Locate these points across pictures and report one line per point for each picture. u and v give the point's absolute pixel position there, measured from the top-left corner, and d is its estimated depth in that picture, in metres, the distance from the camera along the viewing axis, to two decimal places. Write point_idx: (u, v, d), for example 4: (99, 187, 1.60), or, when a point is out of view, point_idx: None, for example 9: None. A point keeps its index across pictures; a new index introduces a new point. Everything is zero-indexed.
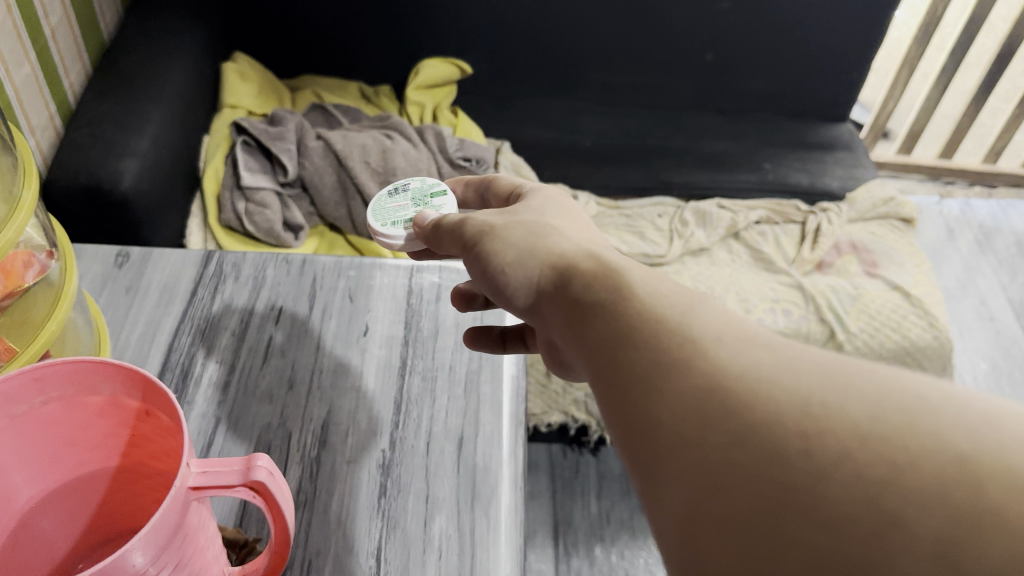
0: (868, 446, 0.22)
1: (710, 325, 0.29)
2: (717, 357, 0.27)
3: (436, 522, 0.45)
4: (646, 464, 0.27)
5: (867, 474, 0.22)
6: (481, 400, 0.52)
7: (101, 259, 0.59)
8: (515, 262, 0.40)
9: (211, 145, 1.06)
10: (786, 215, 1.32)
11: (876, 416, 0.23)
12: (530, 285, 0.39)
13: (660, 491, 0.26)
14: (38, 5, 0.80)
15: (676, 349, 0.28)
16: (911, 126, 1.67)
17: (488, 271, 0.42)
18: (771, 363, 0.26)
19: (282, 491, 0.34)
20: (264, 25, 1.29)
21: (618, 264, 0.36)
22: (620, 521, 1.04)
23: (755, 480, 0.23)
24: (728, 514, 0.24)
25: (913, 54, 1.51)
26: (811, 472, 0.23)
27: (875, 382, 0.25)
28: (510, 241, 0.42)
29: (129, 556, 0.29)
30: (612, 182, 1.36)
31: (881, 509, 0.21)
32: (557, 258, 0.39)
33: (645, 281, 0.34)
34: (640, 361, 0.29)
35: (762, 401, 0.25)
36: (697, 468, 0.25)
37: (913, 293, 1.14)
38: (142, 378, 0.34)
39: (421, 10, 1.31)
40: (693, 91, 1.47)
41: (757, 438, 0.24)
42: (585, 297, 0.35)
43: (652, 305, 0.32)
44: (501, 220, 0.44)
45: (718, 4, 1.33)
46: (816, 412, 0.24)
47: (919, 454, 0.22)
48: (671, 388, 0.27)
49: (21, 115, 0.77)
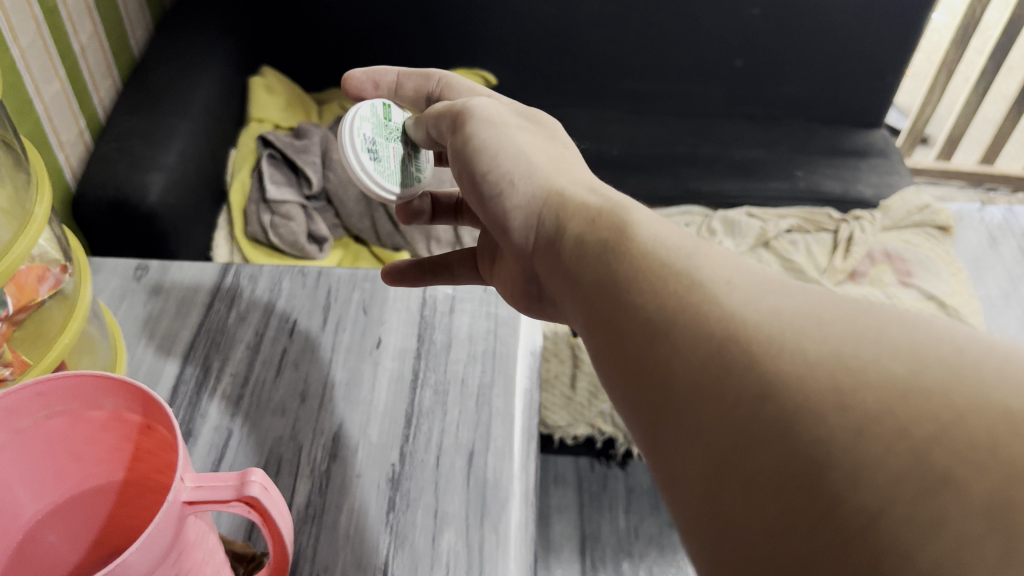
0: (909, 400, 0.23)
1: (718, 270, 0.31)
2: (726, 307, 0.29)
3: (445, 538, 0.45)
4: (665, 435, 0.28)
5: (909, 430, 0.22)
6: (494, 413, 0.51)
7: (120, 272, 0.60)
8: (525, 177, 0.46)
9: (238, 158, 1.08)
10: (818, 223, 1.30)
11: (915, 368, 0.24)
12: (528, 209, 0.45)
13: (673, 460, 0.28)
14: (67, 21, 0.81)
15: (683, 295, 0.30)
16: (950, 131, 1.63)
17: (487, 176, 0.47)
18: (796, 315, 0.27)
19: (279, 508, 0.34)
20: (293, 38, 1.30)
21: (620, 228, 0.37)
22: (648, 536, 1.03)
23: (777, 441, 0.24)
24: (757, 481, 0.24)
25: (951, 58, 1.48)
26: (851, 428, 0.23)
27: (909, 334, 0.25)
28: (514, 155, 0.47)
29: (130, 565, 0.28)
30: (640, 191, 1.34)
31: (929, 466, 0.21)
32: (554, 187, 0.44)
33: (645, 224, 0.37)
34: (644, 305, 0.32)
35: (783, 358, 0.26)
36: (721, 419, 0.26)
37: (948, 303, 1.16)
38: (142, 394, 0.33)
39: (446, 21, 1.31)
40: (723, 98, 1.45)
41: (784, 393, 0.25)
42: (580, 248, 0.38)
43: (663, 258, 0.33)
44: (500, 126, 0.50)
45: (747, 10, 1.32)
46: (852, 367, 0.24)
47: (965, 410, 0.22)
48: (677, 338, 0.29)
49: (51, 131, 0.78)
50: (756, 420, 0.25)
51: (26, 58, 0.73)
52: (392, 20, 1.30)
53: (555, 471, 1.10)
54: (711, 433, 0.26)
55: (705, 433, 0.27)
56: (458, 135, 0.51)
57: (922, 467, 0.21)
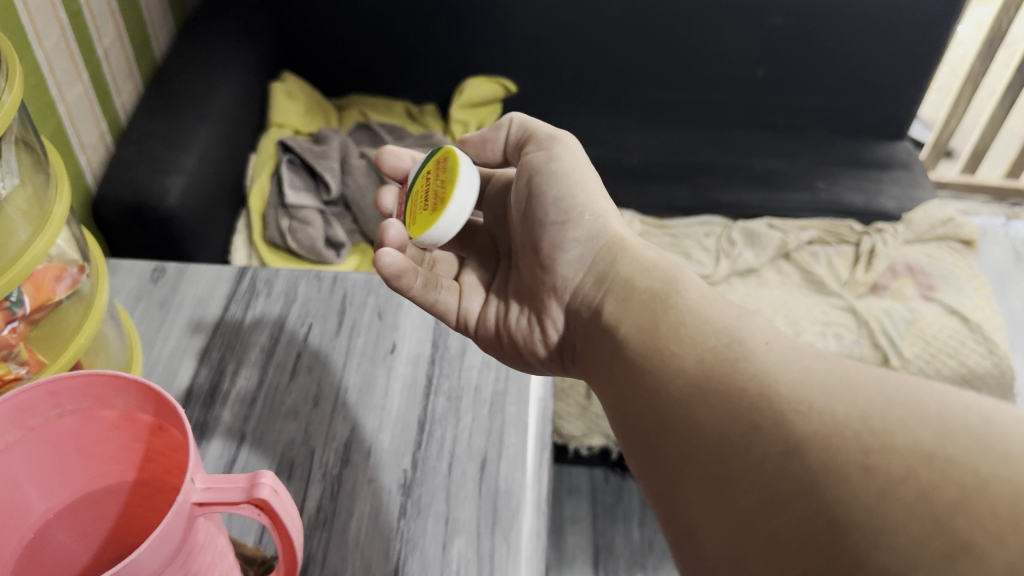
0: (932, 466, 0.26)
1: (760, 333, 0.36)
2: (762, 362, 0.34)
3: (455, 545, 0.44)
4: (699, 485, 0.33)
5: (934, 495, 0.25)
6: (507, 420, 0.51)
7: (136, 274, 0.60)
8: (595, 225, 0.52)
9: (257, 164, 1.09)
10: (840, 236, 1.29)
11: (943, 434, 0.27)
12: (588, 246, 0.51)
13: (703, 512, 0.32)
14: (91, 26, 0.82)
15: (723, 348, 0.36)
16: (976, 144, 1.60)
17: (556, 208, 0.53)
18: (825, 373, 0.32)
19: (290, 511, 0.33)
20: (314, 45, 1.31)
21: (672, 286, 0.43)
22: (663, 549, 1.02)
23: (804, 497, 0.28)
24: (782, 544, 0.28)
25: (976, 71, 1.46)
26: (875, 493, 0.26)
27: (938, 401, 0.29)
28: (590, 198, 0.53)
29: (143, 564, 0.28)
30: (659, 200, 1.34)
31: (953, 536, 0.24)
32: (620, 233, 0.51)
33: (694, 284, 0.43)
34: (686, 356, 0.37)
35: (813, 417, 0.30)
36: (748, 473, 0.30)
37: (971, 318, 1.14)
38: (153, 394, 0.33)
39: (468, 27, 1.31)
40: (745, 107, 1.44)
41: (815, 452, 0.28)
42: (631, 289, 0.45)
43: (702, 322, 0.39)
44: (584, 164, 0.55)
45: (769, 20, 1.31)
46: (878, 429, 0.28)
47: (990, 480, 0.25)
48: (710, 399, 0.34)
49: (72, 132, 0.79)
50: (786, 477, 0.29)
51: (49, 61, 0.74)
52: (413, 28, 1.31)
53: (569, 482, 1.09)
54: (738, 489, 0.31)
55: (728, 493, 0.31)
56: (540, 158, 0.55)
57: (948, 535, 0.24)
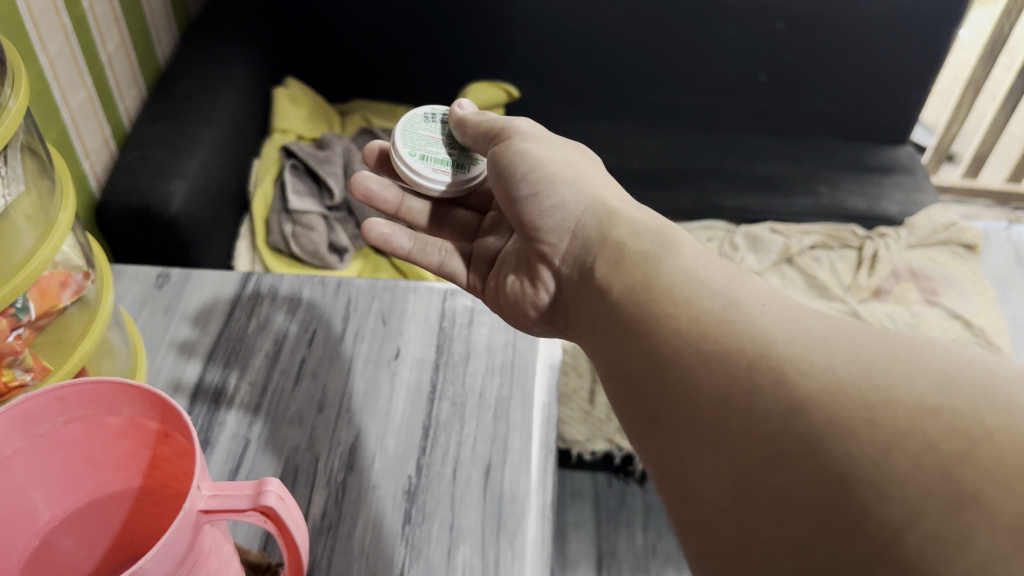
0: (938, 418, 0.27)
1: (755, 294, 0.37)
2: (758, 325, 0.34)
3: (460, 551, 0.44)
4: (689, 457, 0.33)
5: (939, 446, 0.26)
6: (511, 426, 0.51)
7: (141, 280, 0.60)
8: (572, 191, 0.51)
9: (261, 168, 1.10)
10: (843, 240, 1.29)
11: (947, 390, 0.28)
12: (566, 213, 0.50)
13: (694, 478, 0.32)
14: (95, 32, 0.82)
15: (720, 311, 0.36)
16: (977, 148, 1.60)
17: (530, 184, 0.52)
18: (828, 333, 0.32)
19: (296, 518, 0.33)
20: (317, 50, 1.31)
21: (664, 249, 0.42)
22: (666, 554, 1.02)
23: (806, 454, 0.28)
24: (792, 523, 0.28)
25: (978, 75, 1.46)
26: (880, 445, 0.27)
27: (943, 359, 0.29)
28: (562, 169, 0.52)
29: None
30: (661, 205, 1.34)
31: (959, 484, 0.25)
32: (600, 199, 0.50)
33: (689, 245, 0.42)
34: (679, 319, 0.37)
35: (815, 375, 0.30)
36: (746, 434, 0.31)
37: (974, 322, 1.14)
38: (160, 400, 0.33)
39: (470, 33, 1.32)
40: (746, 111, 1.44)
41: (818, 408, 0.29)
42: (621, 251, 0.44)
43: (695, 282, 0.39)
44: (548, 142, 0.54)
45: (772, 25, 1.31)
46: (880, 385, 0.29)
47: (995, 430, 0.26)
48: (702, 368, 0.34)
49: (77, 139, 0.79)
50: (785, 437, 0.29)
51: (54, 67, 0.74)
52: (415, 33, 1.31)
53: (572, 486, 1.09)
54: (738, 446, 0.31)
55: (728, 450, 0.31)
56: (502, 146, 0.55)
57: (953, 484, 0.25)
